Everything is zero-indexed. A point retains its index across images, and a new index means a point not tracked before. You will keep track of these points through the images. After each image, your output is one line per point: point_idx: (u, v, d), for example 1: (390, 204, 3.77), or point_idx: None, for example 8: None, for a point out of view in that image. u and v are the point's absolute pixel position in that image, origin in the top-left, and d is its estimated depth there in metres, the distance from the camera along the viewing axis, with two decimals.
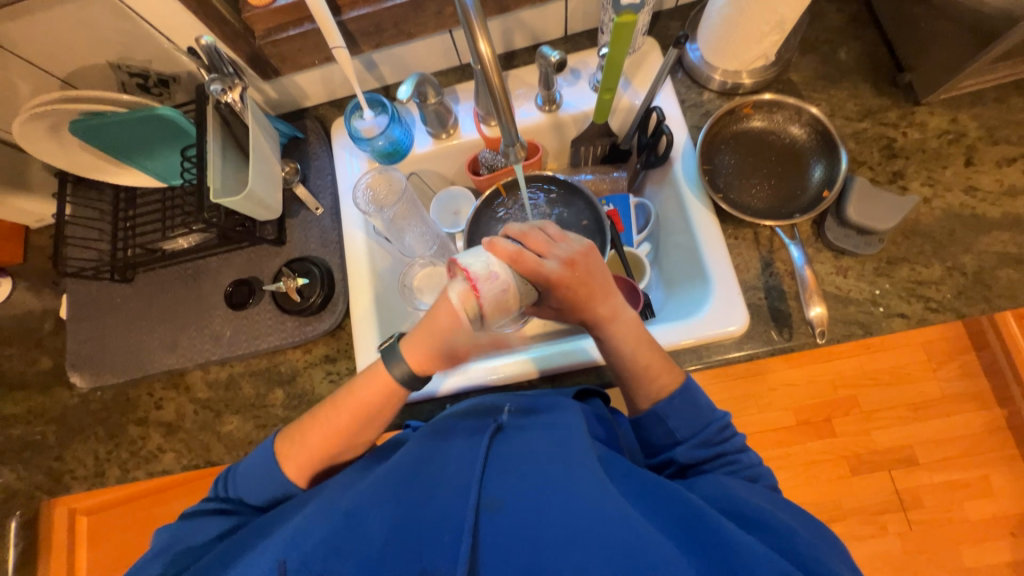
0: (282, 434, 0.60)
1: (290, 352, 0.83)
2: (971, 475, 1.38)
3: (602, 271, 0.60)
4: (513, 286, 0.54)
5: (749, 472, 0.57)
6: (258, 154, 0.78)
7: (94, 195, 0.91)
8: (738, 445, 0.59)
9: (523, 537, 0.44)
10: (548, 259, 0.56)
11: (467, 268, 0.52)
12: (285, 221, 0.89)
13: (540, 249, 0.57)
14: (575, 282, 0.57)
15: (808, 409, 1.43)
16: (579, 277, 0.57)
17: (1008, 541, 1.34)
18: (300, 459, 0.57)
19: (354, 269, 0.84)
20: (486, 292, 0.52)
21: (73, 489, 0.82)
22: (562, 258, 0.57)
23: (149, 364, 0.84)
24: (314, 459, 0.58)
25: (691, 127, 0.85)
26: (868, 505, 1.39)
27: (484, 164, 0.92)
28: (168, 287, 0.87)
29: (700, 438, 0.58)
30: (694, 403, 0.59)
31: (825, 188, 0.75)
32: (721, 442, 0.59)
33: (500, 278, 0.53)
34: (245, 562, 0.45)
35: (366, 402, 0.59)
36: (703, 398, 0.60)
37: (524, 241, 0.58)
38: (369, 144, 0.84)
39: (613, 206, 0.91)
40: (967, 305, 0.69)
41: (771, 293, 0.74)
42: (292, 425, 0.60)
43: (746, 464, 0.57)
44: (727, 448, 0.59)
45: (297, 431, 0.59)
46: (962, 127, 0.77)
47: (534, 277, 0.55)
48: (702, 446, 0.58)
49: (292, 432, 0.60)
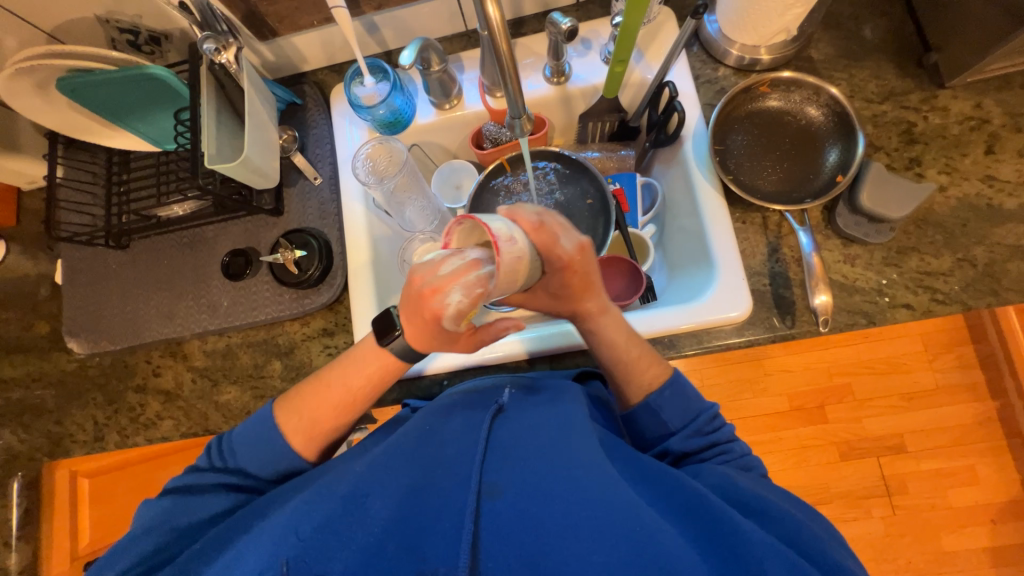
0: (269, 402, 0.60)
1: (287, 325, 0.83)
2: (957, 464, 1.40)
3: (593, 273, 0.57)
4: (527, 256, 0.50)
5: (743, 462, 0.57)
6: (253, 119, 0.75)
7: (86, 157, 0.88)
8: (729, 435, 0.59)
9: (524, 523, 0.44)
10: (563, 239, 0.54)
11: (490, 226, 0.46)
12: (282, 191, 0.86)
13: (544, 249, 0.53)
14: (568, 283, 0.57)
15: (803, 395, 1.45)
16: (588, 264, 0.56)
17: (987, 527, 1.38)
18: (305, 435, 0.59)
19: (353, 242, 0.82)
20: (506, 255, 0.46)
21: (73, 452, 0.83)
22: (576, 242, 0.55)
23: (146, 332, 0.84)
24: (320, 428, 0.59)
25: (704, 105, 0.82)
26: (855, 490, 1.42)
27: (488, 138, 0.89)
28: (163, 256, 0.86)
29: (693, 428, 0.58)
30: (684, 394, 0.59)
31: (839, 173, 0.73)
32: (712, 432, 0.59)
33: (518, 244, 0.48)
34: (243, 542, 0.45)
35: (368, 377, 0.59)
36: (692, 389, 0.60)
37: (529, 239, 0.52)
38: (369, 112, 0.81)
39: (619, 185, 0.89)
40: (974, 297, 0.68)
41: (776, 279, 0.73)
42: (290, 398, 0.59)
43: (739, 453, 0.57)
44: (719, 438, 0.58)
45: (297, 404, 0.59)
46: (986, 113, 0.74)
47: (547, 254, 0.53)
48: (697, 435, 0.58)
49: (291, 404, 0.59)
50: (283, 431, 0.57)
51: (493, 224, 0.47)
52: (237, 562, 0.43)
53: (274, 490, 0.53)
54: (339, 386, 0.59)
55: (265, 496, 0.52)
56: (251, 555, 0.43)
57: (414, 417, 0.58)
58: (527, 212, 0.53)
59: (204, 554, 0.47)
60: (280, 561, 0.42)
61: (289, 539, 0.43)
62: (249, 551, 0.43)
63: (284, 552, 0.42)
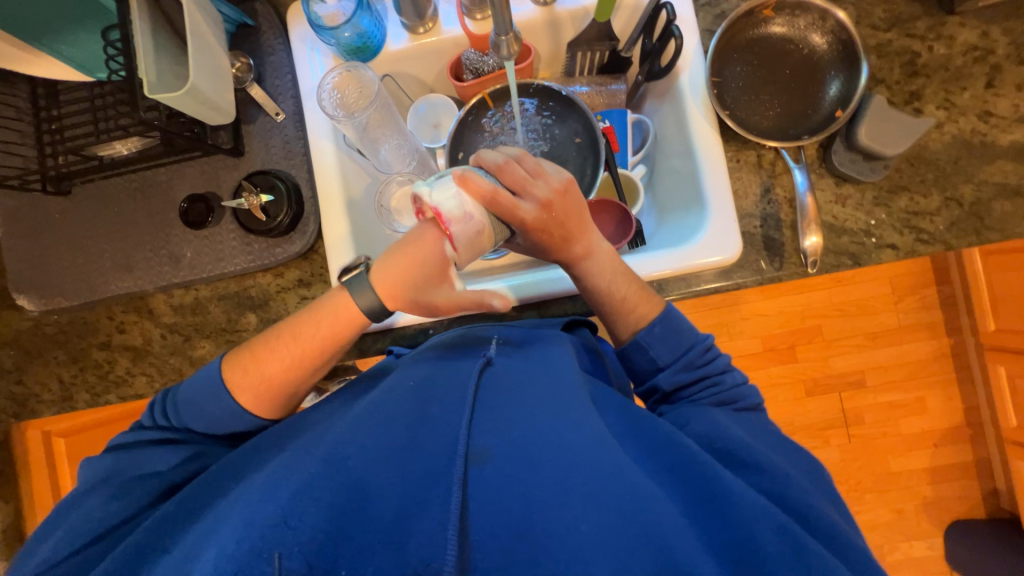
0: (231, 362, 0.57)
1: (259, 276, 0.78)
2: (910, 397, 1.51)
3: (580, 212, 0.62)
4: (488, 226, 0.56)
5: (733, 393, 0.57)
6: (197, 40, 0.66)
7: (5, 89, 0.77)
8: (721, 366, 0.59)
9: (512, 489, 0.43)
10: (523, 202, 0.57)
11: (441, 209, 0.53)
12: (241, 127, 0.78)
13: (520, 188, 0.57)
14: (553, 220, 0.59)
15: (776, 337, 1.51)
16: (554, 221, 0.59)
17: (930, 451, 1.51)
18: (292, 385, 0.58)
19: (323, 185, 0.76)
20: (460, 234, 0.54)
21: (41, 413, 0.79)
22: (537, 202, 0.58)
23: (104, 286, 0.77)
24: (306, 367, 0.57)
25: (702, 31, 0.76)
26: (817, 422, 1.52)
27: (468, 68, 0.81)
28: (114, 203, 0.78)
29: (682, 362, 0.58)
30: (676, 329, 0.60)
31: (839, 107, 0.71)
32: (704, 364, 0.59)
33: (474, 219, 0.54)
34: (216, 512, 0.44)
35: (324, 336, 0.56)
36: (684, 323, 0.60)
37: (501, 178, 0.57)
38: (333, 35, 0.72)
39: (609, 122, 0.84)
40: (957, 237, 0.68)
41: (767, 221, 0.71)
42: (239, 353, 0.58)
43: (729, 384, 0.57)
44: (710, 370, 0.58)
45: (245, 360, 0.57)
46: (991, 42, 0.71)
47: (509, 220, 0.56)
48: (687, 370, 0.58)
49: (239, 360, 0.57)
50: (232, 393, 0.56)
51: (446, 207, 0.53)
52: (211, 532, 0.41)
53: (241, 449, 0.53)
54: (320, 336, 0.58)
55: (237, 452, 0.52)
56: (226, 523, 0.41)
57: (398, 371, 0.57)
58: (490, 168, 0.58)
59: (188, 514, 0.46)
60: (256, 533, 0.39)
61: (266, 507, 0.41)
62: (224, 519, 0.42)
63: (258, 522, 0.40)
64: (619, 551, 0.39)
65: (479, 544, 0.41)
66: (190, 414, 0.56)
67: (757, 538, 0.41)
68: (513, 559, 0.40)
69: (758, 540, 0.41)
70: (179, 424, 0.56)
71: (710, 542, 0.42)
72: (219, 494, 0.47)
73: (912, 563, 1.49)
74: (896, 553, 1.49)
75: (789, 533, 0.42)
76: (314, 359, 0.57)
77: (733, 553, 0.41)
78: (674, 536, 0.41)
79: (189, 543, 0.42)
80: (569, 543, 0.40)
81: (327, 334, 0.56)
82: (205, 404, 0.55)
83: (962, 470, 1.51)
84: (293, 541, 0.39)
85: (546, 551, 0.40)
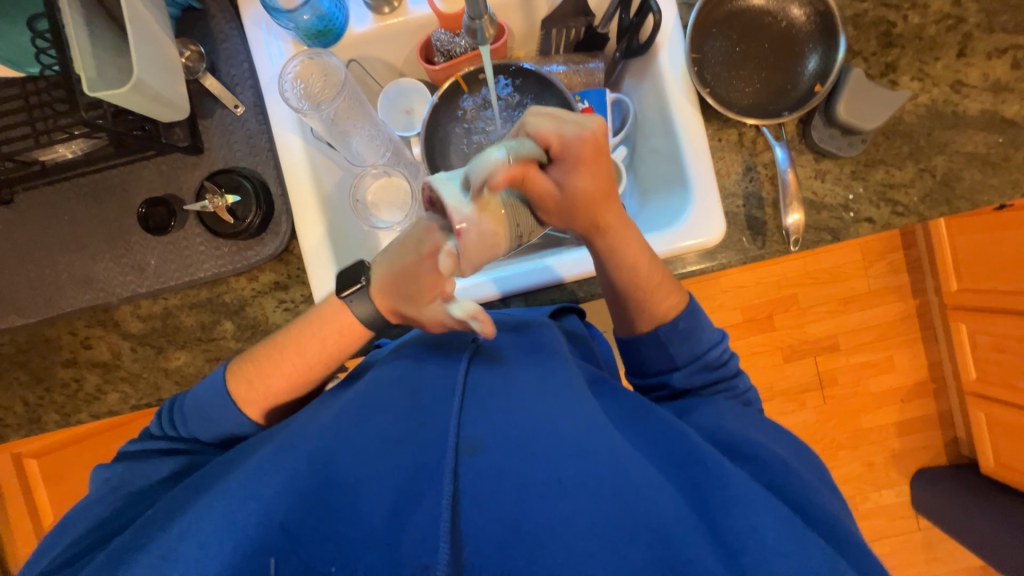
0: (236, 376, 0.58)
1: (232, 281, 0.74)
2: (880, 356, 1.58)
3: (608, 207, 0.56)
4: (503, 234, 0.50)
5: (743, 396, 0.61)
6: (137, 27, 0.60)
7: None
8: (733, 370, 0.62)
9: (504, 481, 0.43)
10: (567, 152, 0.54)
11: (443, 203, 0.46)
12: (198, 122, 0.73)
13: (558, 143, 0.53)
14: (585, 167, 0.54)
15: (755, 307, 1.56)
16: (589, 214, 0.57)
17: (898, 406, 1.60)
18: (284, 388, 0.58)
19: (293, 179, 0.71)
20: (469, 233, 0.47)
21: (5, 438, 0.74)
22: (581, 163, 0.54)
23: (61, 300, 0.72)
24: (299, 375, 0.58)
25: (680, 5, 0.75)
26: (794, 386, 1.58)
27: (439, 50, 0.77)
28: (63, 210, 0.72)
29: (701, 363, 0.60)
30: (699, 324, 0.61)
31: (818, 82, 0.70)
32: (720, 366, 0.61)
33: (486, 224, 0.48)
34: (196, 511, 0.43)
35: (324, 341, 0.58)
36: (706, 319, 0.62)
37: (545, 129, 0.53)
38: (290, 18, 0.68)
39: (588, 103, 0.79)
40: (930, 208, 0.70)
41: (750, 200, 0.71)
42: (243, 363, 0.59)
43: (741, 388, 0.61)
44: (725, 372, 0.61)
45: (249, 370, 0.58)
46: (963, 10, 0.71)
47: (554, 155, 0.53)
48: (703, 371, 0.60)
49: (243, 370, 0.58)
50: (239, 405, 0.56)
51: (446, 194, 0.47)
52: (186, 535, 0.40)
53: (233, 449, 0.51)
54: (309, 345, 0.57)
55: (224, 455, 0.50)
56: (208, 522, 0.41)
57: (382, 363, 0.56)
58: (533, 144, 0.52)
59: (159, 522, 0.44)
60: (243, 535, 0.39)
61: (250, 505, 0.41)
62: (207, 519, 0.41)
63: (242, 522, 0.40)
64: (618, 542, 0.39)
65: (471, 542, 0.40)
66: (198, 425, 0.56)
67: (758, 527, 0.41)
68: (511, 555, 0.39)
69: (754, 522, 0.41)
70: (185, 432, 0.56)
71: (711, 526, 0.42)
72: (197, 496, 0.45)
73: (881, 510, 1.59)
74: (867, 501, 1.59)
75: (788, 522, 0.42)
76: (305, 368, 0.58)
77: (733, 544, 0.40)
78: (670, 525, 0.41)
79: (167, 540, 0.41)
80: (565, 537, 0.39)
81: (326, 337, 0.58)
82: (209, 413, 0.56)
83: (927, 421, 1.61)
84: (296, 553, 0.39)
85: (545, 547, 0.39)
